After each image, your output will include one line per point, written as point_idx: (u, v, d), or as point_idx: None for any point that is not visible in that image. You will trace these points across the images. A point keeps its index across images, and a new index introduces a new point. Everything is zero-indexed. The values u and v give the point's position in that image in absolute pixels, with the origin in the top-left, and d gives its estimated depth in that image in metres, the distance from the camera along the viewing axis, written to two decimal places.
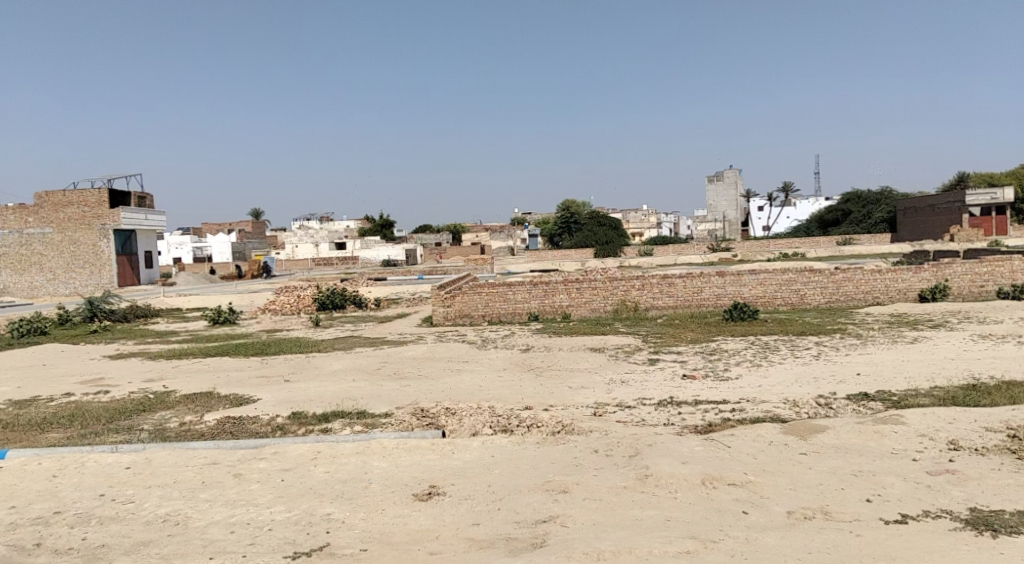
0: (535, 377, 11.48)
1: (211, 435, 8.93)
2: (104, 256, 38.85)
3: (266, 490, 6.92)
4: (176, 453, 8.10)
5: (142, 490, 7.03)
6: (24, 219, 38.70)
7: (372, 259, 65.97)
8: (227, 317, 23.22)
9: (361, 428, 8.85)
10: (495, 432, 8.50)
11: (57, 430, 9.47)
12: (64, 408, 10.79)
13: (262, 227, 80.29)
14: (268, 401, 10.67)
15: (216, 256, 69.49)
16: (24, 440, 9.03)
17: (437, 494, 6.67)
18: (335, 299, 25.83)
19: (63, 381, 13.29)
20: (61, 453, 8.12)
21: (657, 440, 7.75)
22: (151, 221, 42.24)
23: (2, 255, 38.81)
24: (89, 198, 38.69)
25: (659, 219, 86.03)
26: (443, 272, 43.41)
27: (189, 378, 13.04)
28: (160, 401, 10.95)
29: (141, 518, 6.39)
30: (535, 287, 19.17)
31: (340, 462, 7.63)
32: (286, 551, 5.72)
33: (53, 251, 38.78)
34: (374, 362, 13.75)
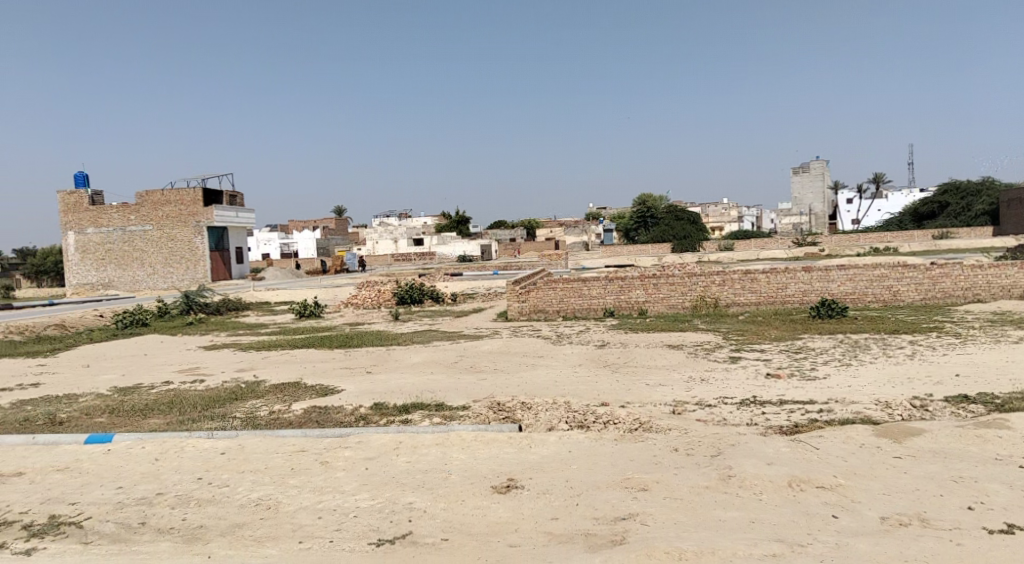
0: (611, 374, 11.38)
1: (298, 423, 9.27)
2: (198, 251, 40.91)
3: (351, 478, 7.14)
4: (266, 440, 8.46)
5: (235, 474, 7.36)
6: (127, 217, 41.14)
7: (448, 255, 67.01)
8: (311, 311, 24.06)
9: (440, 420, 9.00)
10: (572, 427, 8.49)
11: (157, 416, 10.04)
12: (164, 395, 11.45)
13: (344, 224, 82.74)
14: (351, 392, 10.98)
15: (301, 252, 72.07)
16: (128, 424, 9.63)
17: (515, 487, 6.71)
18: (413, 293, 26.35)
19: (162, 370, 14.09)
20: (162, 437, 8.60)
21: (740, 440, 7.56)
22: (241, 218, 44.16)
23: (107, 251, 41.40)
24: (185, 197, 40.78)
25: (741, 213, 83.88)
26: (519, 267, 43.66)
27: (277, 369, 13.60)
28: (251, 390, 11.46)
29: (235, 501, 6.70)
30: (611, 282, 19.02)
31: (421, 453, 7.78)
32: (370, 538, 5.88)
33: (153, 246, 41.09)
34: (451, 356, 13.95)
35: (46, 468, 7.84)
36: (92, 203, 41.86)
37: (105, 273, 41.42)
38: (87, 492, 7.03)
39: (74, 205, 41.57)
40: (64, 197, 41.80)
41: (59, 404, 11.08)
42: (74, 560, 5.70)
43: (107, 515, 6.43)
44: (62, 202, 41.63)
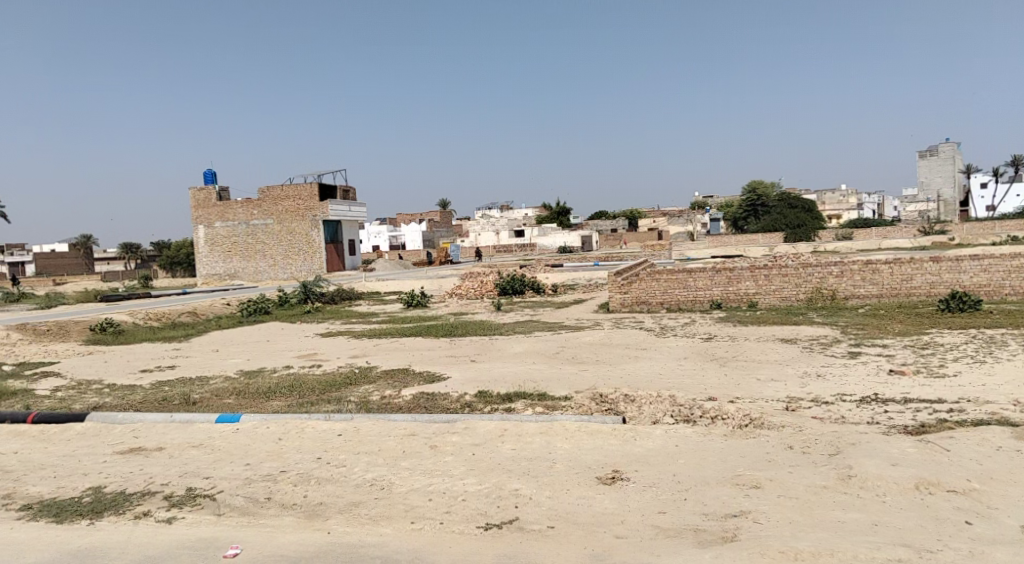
0: (719, 368, 11.08)
1: (407, 408, 9.59)
2: (315, 244, 43.00)
3: (459, 463, 7.32)
4: (379, 423, 8.81)
5: (351, 455, 7.72)
6: (250, 212, 43.69)
7: (550, 246, 67.21)
8: (418, 301, 24.80)
9: (542, 409, 9.07)
10: (677, 421, 8.34)
11: (280, 397, 10.68)
12: (285, 378, 12.17)
13: (449, 216, 84.53)
14: (457, 379, 11.25)
15: (408, 244, 74.27)
16: (254, 405, 10.30)
17: (621, 479, 6.68)
18: (515, 284, 26.59)
19: (283, 356, 14.95)
20: (283, 419, 9.12)
21: (861, 439, 7.19)
22: (353, 212, 45.96)
23: (233, 244, 44.17)
24: (302, 192, 42.88)
25: (860, 200, 79.33)
26: (622, 257, 43.17)
27: (388, 356, 14.13)
28: (364, 376, 11.98)
29: (352, 480, 7.03)
30: (719, 273, 18.49)
31: (526, 441, 7.87)
32: (479, 522, 6.02)
33: (273, 239, 43.51)
34: (554, 346, 14.00)
35: (183, 444, 8.49)
36: (220, 199, 44.74)
37: (231, 264, 44.24)
38: (218, 467, 7.56)
39: (204, 201, 44.55)
40: (195, 194, 44.90)
41: (193, 385, 11.96)
42: (210, 529, 6.15)
43: (236, 490, 6.90)
44: (194, 198, 44.75)
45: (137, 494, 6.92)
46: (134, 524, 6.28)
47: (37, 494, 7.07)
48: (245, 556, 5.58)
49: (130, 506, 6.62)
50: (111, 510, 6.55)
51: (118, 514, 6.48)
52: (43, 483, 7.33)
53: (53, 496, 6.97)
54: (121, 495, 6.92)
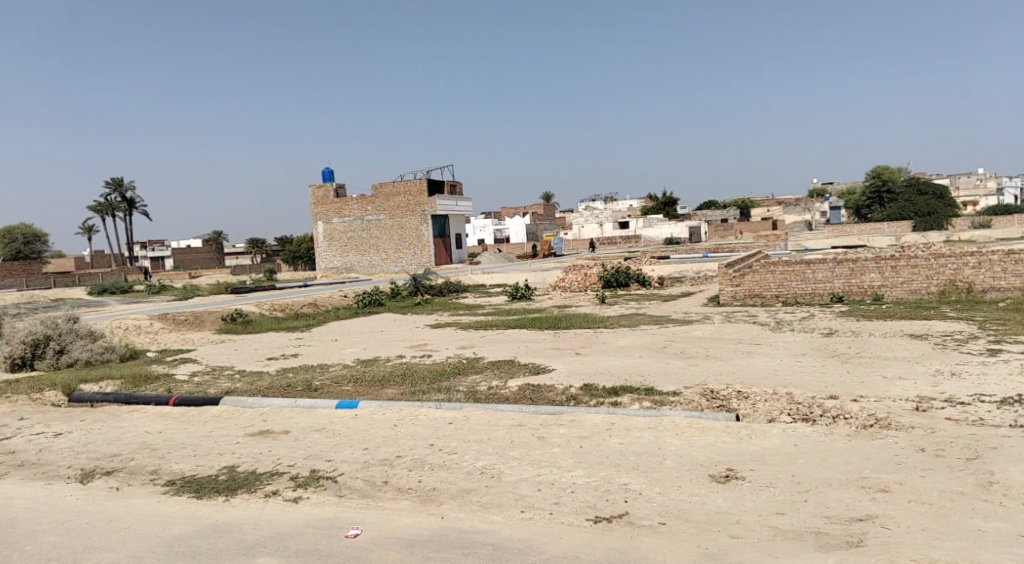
0: (840, 364, 10.53)
1: (514, 399, 9.72)
2: (424, 239, 44.35)
3: (567, 454, 7.35)
4: (488, 413, 8.97)
5: (462, 443, 7.90)
6: (364, 208, 45.47)
7: (656, 238, 66.00)
8: (523, 293, 25.02)
9: (651, 404, 8.94)
10: (794, 419, 8.01)
11: (393, 385, 11.10)
12: (398, 367, 12.65)
13: (553, 210, 84.66)
14: (563, 372, 11.28)
15: (512, 238, 75.03)
16: (369, 392, 10.76)
17: (735, 478, 6.49)
18: (620, 277, 26.30)
19: (395, 345, 15.51)
20: (398, 407, 9.44)
21: (1005, 444, 6.64)
22: (460, 206, 46.85)
23: (348, 239, 46.14)
24: (412, 188, 44.19)
25: (999, 185, 72.98)
26: (733, 249, 41.70)
27: (494, 347, 14.35)
28: (472, 366, 12.24)
29: (463, 468, 7.20)
30: (840, 265, 17.57)
31: (635, 435, 7.78)
32: (588, 514, 6.02)
33: (385, 234, 45.11)
34: (661, 340, 13.75)
35: (306, 428, 8.97)
36: (337, 196, 46.84)
37: (347, 258, 46.23)
38: (338, 451, 7.94)
39: (323, 198, 46.77)
40: (314, 191, 47.22)
41: (313, 373, 12.63)
42: (332, 509, 6.48)
43: (355, 473, 7.23)
44: (313, 195, 47.07)
45: (266, 474, 7.39)
46: (264, 502, 6.70)
47: (179, 470, 7.68)
48: (364, 537, 5.83)
49: (260, 485, 7.08)
50: (243, 489, 7.02)
51: (249, 492, 6.94)
52: (184, 461, 7.95)
53: (192, 473, 7.55)
54: (251, 474, 7.40)
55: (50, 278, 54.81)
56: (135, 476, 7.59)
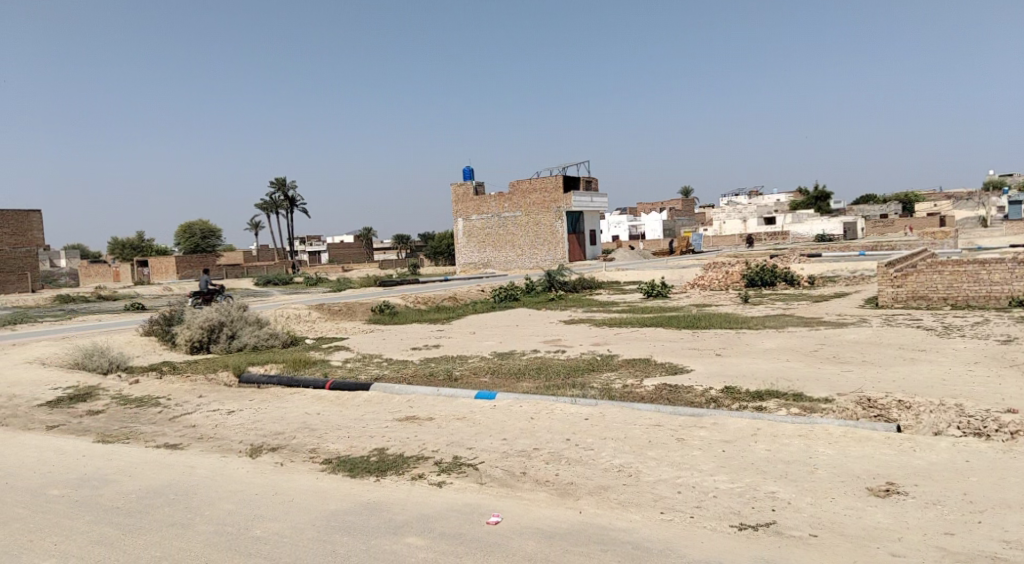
0: (1020, 376, 9.50)
1: (651, 398, 9.59)
2: (558, 234, 44.54)
3: (708, 458, 7.15)
4: (625, 411, 8.90)
5: (599, 440, 7.90)
6: (501, 205, 46.47)
7: (805, 234, 62.65)
8: (659, 291, 24.58)
9: (799, 410, 8.51)
10: (965, 433, 7.36)
11: (529, 379, 11.27)
12: (534, 361, 12.83)
13: (692, 205, 82.41)
14: (702, 373, 10.97)
15: (649, 234, 73.92)
16: (506, 385, 10.99)
17: (896, 492, 6.05)
18: (765, 275, 25.19)
19: (531, 340, 15.74)
20: (535, 399, 9.60)
21: None
22: (597, 202, 46.59)
23: (486, 235, 47.37)
24: (548, 185, 44.54)
25: None
26: (894, 247, 38.69)
27: (630, 345, 14.20)
28: (607, 363, 12.18)
29: (600, 465, 7.19)
30: (1021, 265, 15.88)
31: (782, 442, 7.44)
32: (732, 521, 5.84)
33: (521, 230, 45.85)
34: (810, 343, 13.02)
35: (449, 416, 9.31)
36: (476, 194, 48.22)
37: (484, 254, 47.49)
38: (480, 440, 8.19)
39: (463, 196, 48.46)
40: (455, 190, 48.96)
41: (453, 363, 13.11)
42: (474, 496, 6.69)
43: (495, 462, 7.44)
44: (454, 194, 48.86)
45: (412, 458, 7.76)
46: (411, 484, 7.04)
47: (334, 450, 8.24)
48: (505, 525, 5.98)
49: (408, 468, 7.44)
50: (392, 470, 7.41)
51: (398, 474, 7.32)
52: (338, 442, 8.50)
53: (346, 454, 8.07)
54: (399, 457, 7.80)
55: (222, 269, 60.48)
56: (296, 454, 8.22)
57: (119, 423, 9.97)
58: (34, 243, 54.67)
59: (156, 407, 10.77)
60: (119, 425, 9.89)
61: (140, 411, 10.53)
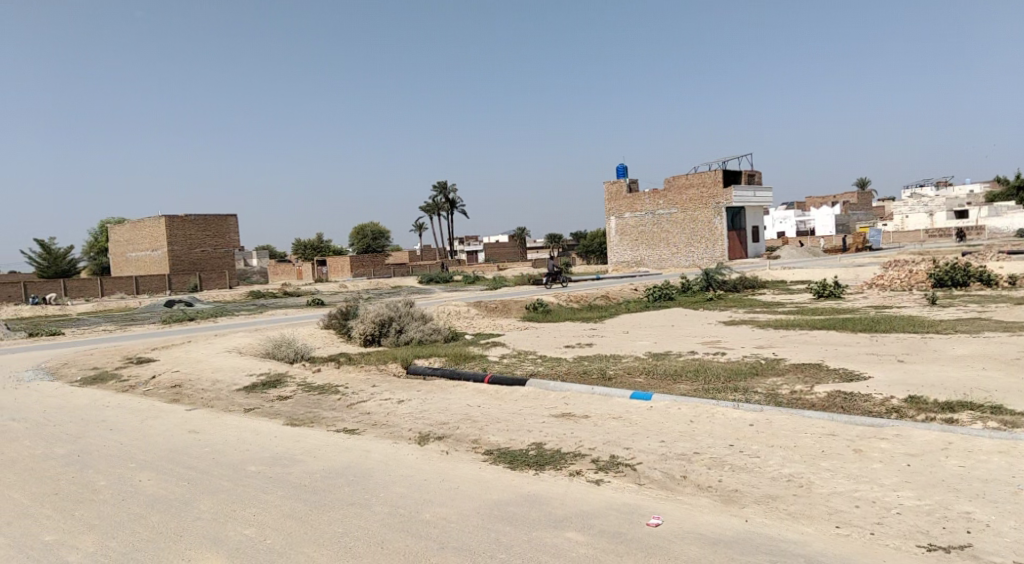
0: None
1: (821, 406, 9.03)
2: (717, 231, 42.85)
3: (891, 472, 6.62)
4: (793, 418, 8.45)
5: (765, 447, 7.56)
6: (657, 202, 45.76)
7: (1004, 229, 55.98)
8: (830, 291, 23.01)
9: (998, 424, 7.64)
10: None
11: (686, 381, 11.01)
12: (691, 363, 12.52)
13: (868, 198, 76.32)
14: (881, 380, 10.17)
15: (818, 230, 69.53)
16: (662, 386, 10.81)
17: None
18: (956, 275, 22.80)
19: (689, 341, 15.34)
20: (694, 402, 9.37)
21: None
22: (760, 196, 44.30)
23: (641, 233, 46.90)
24: (706, 179, 43.10)
25: None
26: None
27: (797, 348, 13.45)
28: (772, 367, 11.63)
29: (768, 473, 6.88)
30: None
31: (979, 459, 6.73)
32: (919, 540, 5.39)
33: (677, 227, 44.80)
34: (1012, 351, 11.62)
35: (606, 414, 9.31)
36: (630, 192, 47.92)
37: (638, 252, 47.22)
38: (637, 440, 8.12)
39: (616, 194, 48.56)
40: (608, 187, 49.07)
41: (607, 363, 13.07)
42: (633, 496, 6.65)
43: (653, 463, 7.35)
44: (607, 191, 49.10)
45: (570, 454, 7.85)
46: (569, 480, 7.13)
47: (495, 442, 8.52)
48: (666, 527, 5.90)
49: (565, 464, 7.54)
50: (551, 465, 7.54)
51: (557, 469, 7.43)
52: (498, 434, 8.78)
53: (506, 446, 8.32)
54: (557, 452, 7.93)
55: (389, 268, 64.43)
56: (460, 443, 8.60)
57: (305, 408, 10.93)
58: (231, 245, 61.14)
59: (334, 394, 11.69)
60: (303, 410, 10.84)
61: (322, 398, 11.47)
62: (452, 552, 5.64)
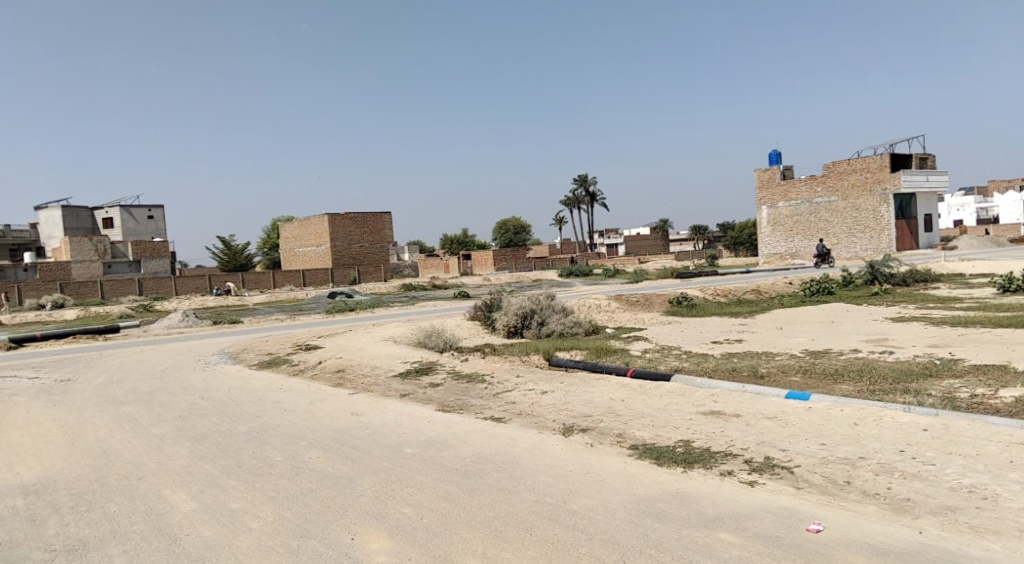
0: None
1: (1009, 412, 8.15)
2: (883, 220, 39.72)
3: None
4: (975, 425, 7.68)
5: (942, 454, 6.94)
6: (814, 190, 43.14)
7: None
8: (1019, 285, 20.64)
9: None
10: None
11: (848, 381, 10.33)
12: (853, 362, 11.71)
13: None
14: None
15: (1003, 218, 62.55)
16: (821, 386, 10.21)
17: None
18: None
19: (850, 338, 14.36)
20: (858, 404, 8.78)
21: None
22: (933, 181, 40.50)
23: (796, 223, 44.47)
24: (871, 164, 40.04)
25: None
26: None
27: (978, 348, 12.19)
28: (948, 368, 10.62)
29: (945, 483, 6.32)
30: None
31: None
32: None
33: (837, 217, 42.01)
34: None
35: (759, 414, 8.93)
36: (783, 179, 45.55)
37: (792, 243, 44.86)
38: (793, 442, 7.74)
39: (768, 182, 46.29)
40: (760, 175, 46.90)
41: (759, 360, 12.51)
42: (791, 500, 6.35)
43: (813, 467, 6.96)
44: (759, 179, 46.95)
45: (721, 453, 7.61)
46: (720, 480, 6.91)
47: (641, 437, 8.43)
48: (829, 535, 5.57)
49: (716, 464, 7.32)
50: (700, 464, 7.35)
51: (707, 468, 7.23)
52: (644, 429, 8.69)
53: (652, 441, 8.21)
54: (706, 451, 7.71)
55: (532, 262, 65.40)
56: (605, 436, 8.59)
57: (454, 395, 11.38)
58: (386, 241, 64.76)
59: (482, 382, 12.08)
60: (453, 397, 11.29)
61: (470, 386, 11.89)
62: (600, 544, 5.66)
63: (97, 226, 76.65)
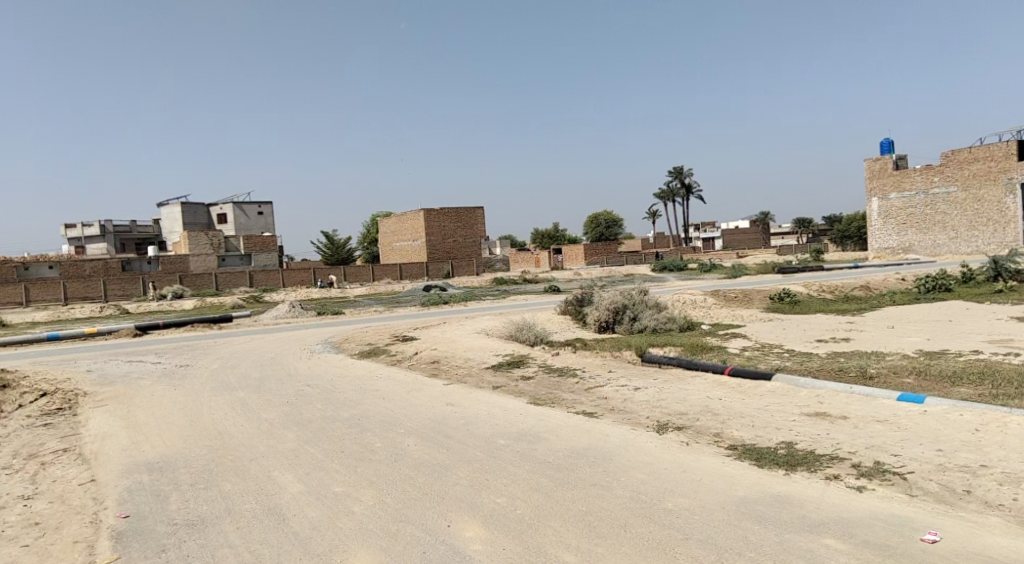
0: None
1: None
2: (1009, 211, 36.82)
3: None
4: None
5: None
6: (931, 180, 40.52)
7: None
8: None
9: None
10: None
11: (968, 384, 9.66)
12: (974, 364, 10.95)
13: None
14: None
15: None
16: (937, 388, 9.60)
17: None
18: None
19: (970, 338, 13.41)
20: (979, 409, 8.20)
21: None
22: None
23: (910, 216, 41.95)
24: (996, 152, 37.25)
25: None
26: None
27: None
28: None
29: None
30: None
31: None
32: None
33: (956, 209, 39.29)
34: None
35: (868, 417, 8.49)
36: (896, 168, 43.03)
37: (905, 237, 42.35)
38: (906, 447, 7.31)
39: (880, 172, 43.85)
40: (870, 164, 44.51)
41: (868, 360, 11.90)
42: (902, 507, 6.00)
43: (928, 474, 6.55)
44: (869, 169, 44.56)
45: (826, 456, 7.29)
46: (826, 484, 6.62)
47: (740, 437, 8.19)
48: (946, 546, 5.24)
49: (822, 467, 7.02)
50: (803, 466, 7.07)
51: (811, 471, 6.94)
52: (742, 430, 8.43)
53: (751, 442, 7.96)
54: (810, 453, 7.40)
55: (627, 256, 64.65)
56: (701, 435, 8.40)
57: (546, 388, 11.42)
58: (479, 235, 65.67)
59: (574, 377, 12.06)
60: (545, 390, 11.33)
61: (562, 380, 11.90)
62: (697, 544, 5.55)
63: (212, 222, 81.51)
